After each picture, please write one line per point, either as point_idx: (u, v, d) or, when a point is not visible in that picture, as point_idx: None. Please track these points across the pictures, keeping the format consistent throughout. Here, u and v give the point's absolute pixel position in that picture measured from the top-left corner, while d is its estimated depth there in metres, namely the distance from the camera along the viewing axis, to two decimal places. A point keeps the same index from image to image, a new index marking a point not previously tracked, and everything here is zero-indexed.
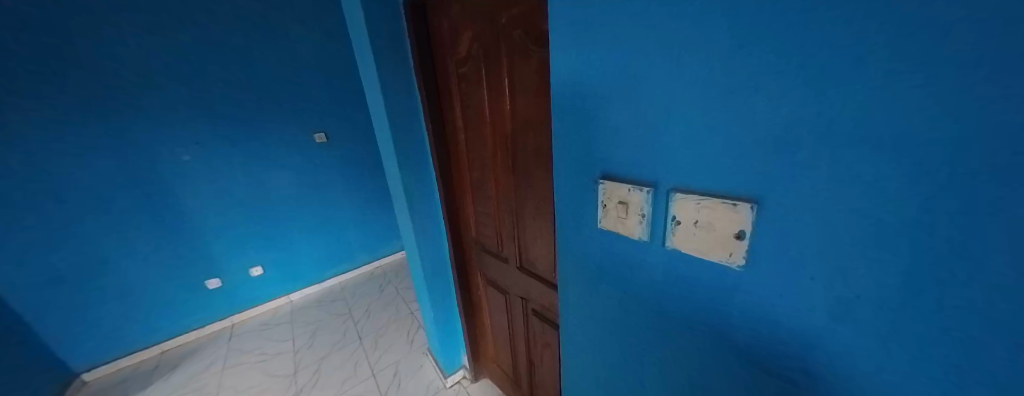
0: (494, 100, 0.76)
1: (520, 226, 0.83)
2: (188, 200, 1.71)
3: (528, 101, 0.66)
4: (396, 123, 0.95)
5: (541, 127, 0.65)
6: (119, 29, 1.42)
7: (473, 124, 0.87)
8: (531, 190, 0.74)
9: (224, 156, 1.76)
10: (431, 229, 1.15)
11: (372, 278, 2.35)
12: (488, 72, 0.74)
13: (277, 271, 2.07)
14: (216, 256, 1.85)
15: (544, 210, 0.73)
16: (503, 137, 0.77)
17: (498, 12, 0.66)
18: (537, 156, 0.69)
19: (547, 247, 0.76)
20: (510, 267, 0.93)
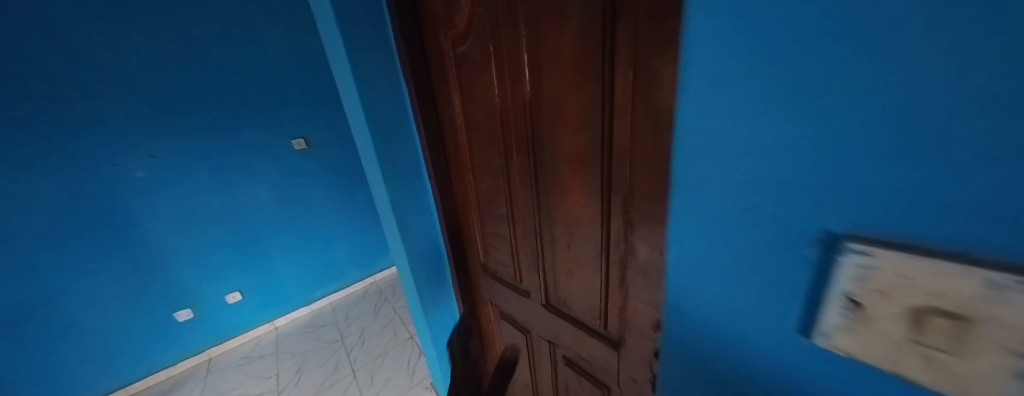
0: (506, 88, 0.55)
1: (547, 256, 0.62)
2: (147, 223, 1.48)
3: (559, 84, 0.46)
4: (377, 124, 0.78)
5: (583, 120, 0.45)
6: (40, 23, 1.17)
7: (476, 122, 0.67)
8: (564, 209, 0.54)
9: (186, 171, 1.52)
10: (427, 249, 0.97)
11: (366, 297, 2.14)
12: (494, 50, 0.54)
13: (258, 296, 1.85)
14: (185, 285, 1.62)
15: (586, 238, 0.52)
16: (521, 138, 0.56)
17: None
18: (575, 163, 0.49)
19: (589, 287, 0.56)
20: (531, 304, 0.73)
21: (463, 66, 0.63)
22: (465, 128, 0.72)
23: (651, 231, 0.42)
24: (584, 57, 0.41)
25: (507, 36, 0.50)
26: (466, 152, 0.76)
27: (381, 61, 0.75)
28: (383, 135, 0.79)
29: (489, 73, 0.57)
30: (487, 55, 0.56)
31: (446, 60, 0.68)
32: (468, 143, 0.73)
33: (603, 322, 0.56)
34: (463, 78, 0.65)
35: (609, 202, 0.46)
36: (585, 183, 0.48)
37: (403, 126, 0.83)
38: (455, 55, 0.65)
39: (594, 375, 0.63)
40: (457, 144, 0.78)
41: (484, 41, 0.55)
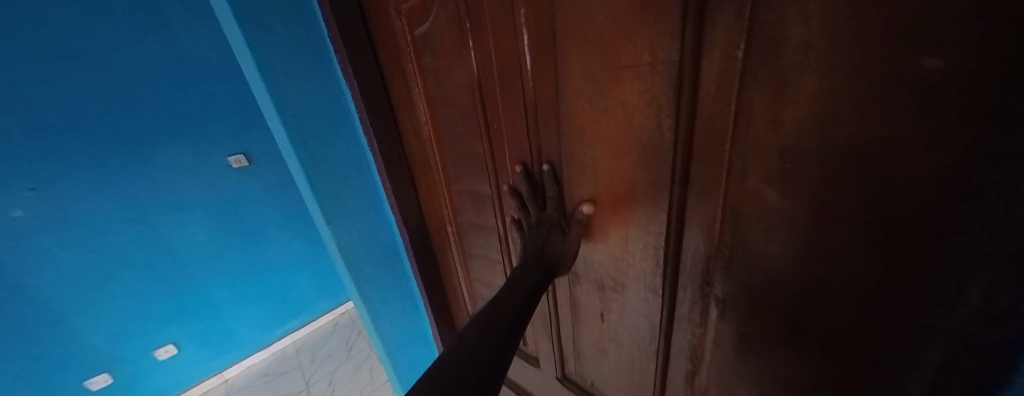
0: (493, 83, 0.35)
1: (566, 323, 0.43)
2: (32, 279, 1.16)
3: (591, 73, 0.27)
4: (305, 143, 0.56)
5: (635, 133, 0.26)
6: None
7: (450, 134, 0.47)
8: (593, 261, 0.36)
9: (85, 206, 1.18)
10: (393, 291, 0.78)
11: (338, 330, 1.88)
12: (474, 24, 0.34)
13: (200, 345, 1.55)
14: (99, 345, 1.32)
15: (636, 309, 0.34)
16: (522, 158, 0.37)
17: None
18: (620, 198, 0.30)
19: (636, 372, 0.38)
20: (542, 378, 0.53)
21: (428, 52, 0.42)
22: (437, 142, 0.51)
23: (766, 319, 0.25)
24: (643, 21, 0.22)
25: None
26: (439, 175, 0.56)
27: (306, 52, 0.52)
28: (316, 156, 0.58)
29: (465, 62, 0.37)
30: (462, 32, 0.36)
31: (404, 47, 0.47)
32: (443, 162, 0.52)
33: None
34: (429, 69, 0.44)
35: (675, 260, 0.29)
36: (636, 232, 0.30)
37: (348, 142, 0.61)
38: (416, 37, 0.43)
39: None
40: (426, 162, 0.57)
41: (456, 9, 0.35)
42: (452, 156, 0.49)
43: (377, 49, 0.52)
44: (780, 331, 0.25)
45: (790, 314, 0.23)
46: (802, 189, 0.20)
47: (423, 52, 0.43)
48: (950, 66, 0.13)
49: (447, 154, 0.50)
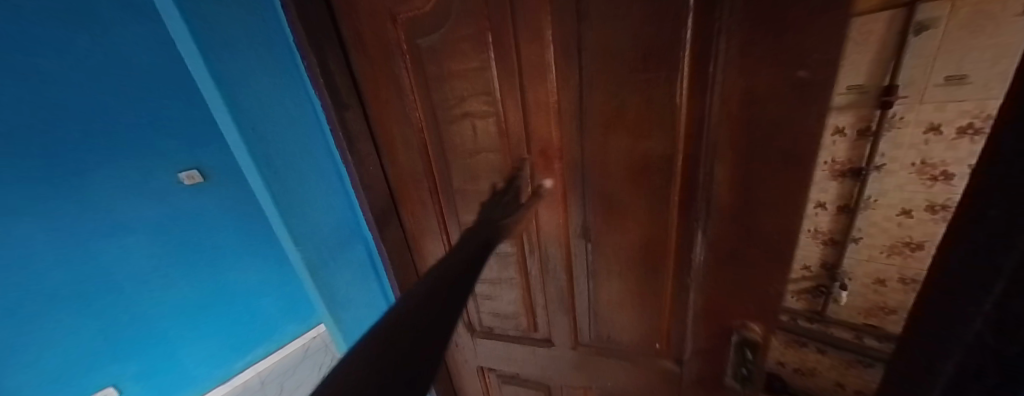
0: (515, 88, 0.42)
1: (581, 297, 0.56)
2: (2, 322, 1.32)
3: (610, 81, 0.36)
4: (264, 156, 0.51)
5: (640, 125, 0.37)
6: None
7: (454, 137, 0.50)
8: (606, 226, 0.47)
9: (30, 255, 1.31)
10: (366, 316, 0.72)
11: (299, 365, 1.97)
12: (497, 34, 0.39)
13: (146, 382, 1.68)
14: (76, 373, 1.51)
15: (646, 254, 0.46)
16: (543, 155, 0.45)
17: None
18: (630, 174, 0.41)
19: (647, 305, 0.50)
20: (558, 353, 0.64)
21: (431, 63, 0.45)
22: (431, 147, 0.53)
23: (729, 240, 0.38)
24: (656, 47, 0.32)
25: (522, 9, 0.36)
26: (429, 182, 0.56)
27: (265, 57, 0.48)
28: (279, 170, 0.53)
29: (484, 67, 0.42)
30: (481, 41, 0.40)
31: (393, 53, 0.47)
32: (438, 167, 0.54)
33: (669, 337, 0.51)
34: (431, 74, 0.46)
35: (675, 212, 0.41)
36: (643, 196, 0.42)
37: (314, 156, 0.57)
38: (414, 45, 0.45)
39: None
40: (410, 170, 0.56)
41: (474, 22, 0.39)
42: (454, 158, 0.52)
43: (351, 53, 0.49)
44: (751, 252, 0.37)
45: (752, 236, 0.37)
46: (759, 150, 0.32)
47: (424, 57, 0.45)
48: (819, 73, 0.25)
49: (446, 157, 0.53)
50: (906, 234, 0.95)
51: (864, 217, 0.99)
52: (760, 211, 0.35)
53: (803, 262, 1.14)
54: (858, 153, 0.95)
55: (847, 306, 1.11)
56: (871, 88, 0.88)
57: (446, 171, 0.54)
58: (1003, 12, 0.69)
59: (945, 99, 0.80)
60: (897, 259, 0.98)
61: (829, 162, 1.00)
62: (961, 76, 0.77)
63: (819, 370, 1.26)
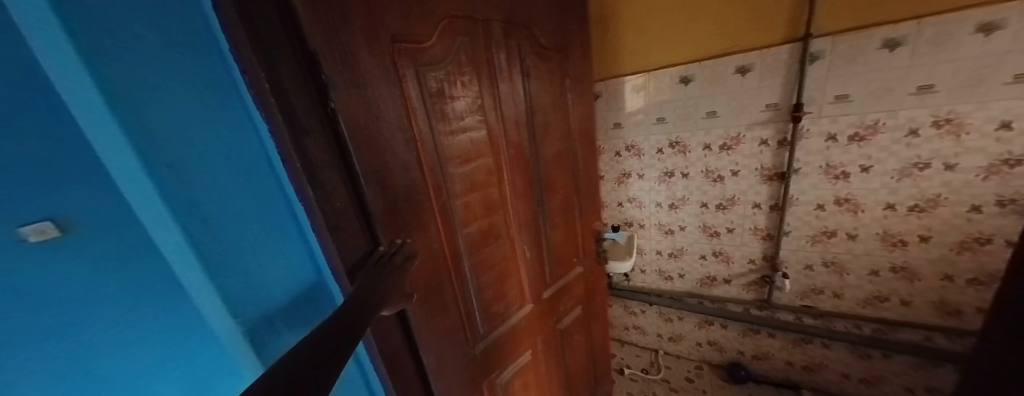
0: (502, 121, 0.79)
1: (541, 246, 0.99)
2: None
3: (544, 102, 0.89)
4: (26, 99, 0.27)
5: (562, 146, 0.99)
6: None
7: (444, 147, 0.67)
8: (557, 197, 1.01)
9: None
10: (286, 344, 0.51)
11: None
12: (488, 90, 0.75)
13: None
14: None
15: (569, 206, 1.06)
16: (507, 140, 0.82)
17: (513, 61, 0.79)
18: (557, 151, 0.97)
19: (568, 225, 1.08)
20: (541, 312, 1.03)
21: (428, 85, 0.63)
22: (427, 161, 0.65)
23: (586, 184, 1.11)
24: (553, 89, 0.92)
25: (501, 81, 0.77)
26: (430, 202, 0.66)
27: (172, 55, 0.36)
28: (204, 208, 0.39)
29: (478, 103, 0.73)
30: (473, 87, 0.71)
31: (396, 84, 0.57)
32: (433, 180, 0.66)
33: (582, 253, 1.17)
34: (429, 98, 0.64)
35: (572, 184, 1.05)
36: (563, 183, 1.02)
37: (263, 195, 0.47)
38: (413, 69, 0.60)
39: (572, 305, 1.17)
40: (403, 185, 0.60)
41: (471, 78, 0.71)
42: (449, 166, 0.69)
43: (331, 73, 0.48)
44: (588, 175, 1.11)
45: (587, 165, 1.10)
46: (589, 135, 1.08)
47: (425, 88, 0.63)
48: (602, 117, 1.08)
49: (444, 168, 0.68)
50: (823, 224, 1.12)
51: (791, 213, 1.16)
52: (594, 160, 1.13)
53: (749, 257, 1.29)
54: (780, 159, 1.11)
55: (788, 292, 1.25)
56: (784, 105, 1.06)
57: (440, 179, 0.68)
58: (867, 47, 0.92)
59: (837, 113, 1.00)
60: (820, 246, 1.15)
61: (760, 169, 1.16)
62: (845, 95, 0.98)
63: (773, 353, 1.40)
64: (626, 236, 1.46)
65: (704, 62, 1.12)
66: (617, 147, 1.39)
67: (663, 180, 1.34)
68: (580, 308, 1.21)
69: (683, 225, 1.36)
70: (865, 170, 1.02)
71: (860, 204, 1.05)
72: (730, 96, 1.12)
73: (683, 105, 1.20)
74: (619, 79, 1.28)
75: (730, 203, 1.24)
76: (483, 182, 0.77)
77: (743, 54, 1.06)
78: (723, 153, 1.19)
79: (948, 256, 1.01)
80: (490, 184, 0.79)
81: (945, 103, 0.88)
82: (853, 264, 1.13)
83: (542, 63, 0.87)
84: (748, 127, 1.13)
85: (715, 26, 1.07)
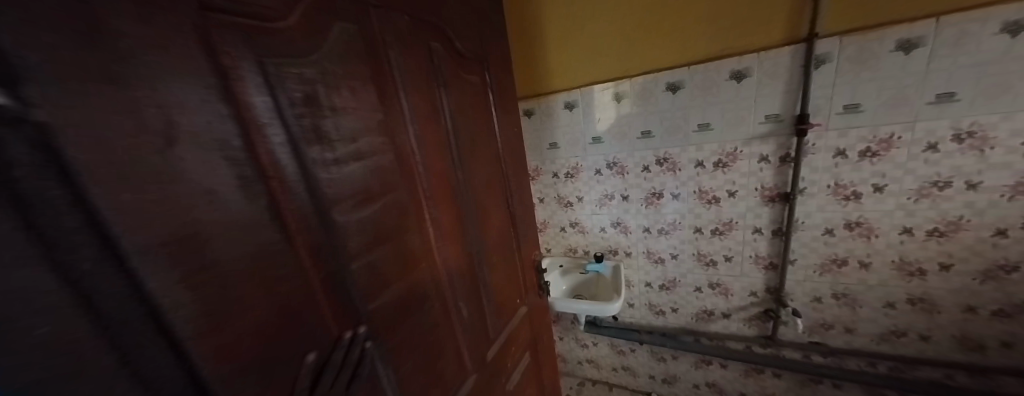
0: (419, 142, 0.54)
1: (485, 297, 0.73)
2: None
3: (466, 115, 0.66)
4: None
5: (494, 171, 0.76)
6: None
7: (326, 188, 0.40)
8: (491, 232, 0.76)
9: None
10: None
11: None
12: (392, 100, 0.49)
13: None
14: None
15: (505, 239, 0.82)
16: (427, 168, 0.56)
17: (426, 62, 0.56)
18: (488, 174, 0.74)
19: (508, 264, 0.84)
20: (491, 380, 0.76)
21: (295, 90, 0.37)
22: (293, 216, 0.37)
23: (519, 203, 0.88)
24: (477, 101, 0.70)
25: (408, 88, 0.52)
26: (300, 285, 0.38)
27: None
28: None
29: (378, 117, 0.47)
30: (370, 97, 0.46)
31: (220, 83, 0.31)
32: (307, 246, 0.38)
33: (524, 287, 0.92)
34: (290, 108, 0.37)
35: (506, 212, 0.82)
36: (497, 214, 0.78)
37: None
38: (261, 63, 0.34)
39: (524, 359, 0.91)
40: (226, 269, 0.31)
41: (368, 84, 0.46)
42: (338, 217, 0.42)
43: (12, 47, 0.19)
44: (523, 202, 0.91)
45: (521, 190, 0.89)
46: (518, 153, 0.86)
47: (287, 95, 0.36)
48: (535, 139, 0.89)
49: (330, 221, 0.41)
50: (832, 251, 0.99)
51: (796, 239, 1.01)
52: (524, 179, 0.91)
53: (749, 290, 1.12)
54: (783, 178, 0.96)
55: (794, 327, 1.10)
56: (786, 116, 0.91)
57: (324, 241, 0.40)
58: (878, 49, 0.80)
59: (846, 126, 0.88)
60: (829, 276, 1.01)
61: (760, 189, 1.00)
62: (856, 105, 0.86)
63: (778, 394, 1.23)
64: (612, 267, 1.26)
65: (693, 67, 0.96)
66: (597, 165, 1.19)
67: (651, 203, 1.15)
68: (529, 355, 0.94)
69: (675, 253, 1.17)
70: (879, 189, 0.90)
71: (873, 228, 0.93)
72: (724, 105, 0.96)
73: (671, 117, 1.03)
74: (597, 86, 1.10)
75: (726, 227, 1.07)
76: (395, 224, 0.50)
77: (738, 57, 0.91)
78: (719, 171, 1.03)
79: (971, 286, 0.89)
80: (408, 230, 0.53)
81: (966, 114, 0.78)
82: (867, 296, 1.00)
83: (459, 63, 0.64)
84: (745, 142, 0.97)
85: (704, 25, 0.92)
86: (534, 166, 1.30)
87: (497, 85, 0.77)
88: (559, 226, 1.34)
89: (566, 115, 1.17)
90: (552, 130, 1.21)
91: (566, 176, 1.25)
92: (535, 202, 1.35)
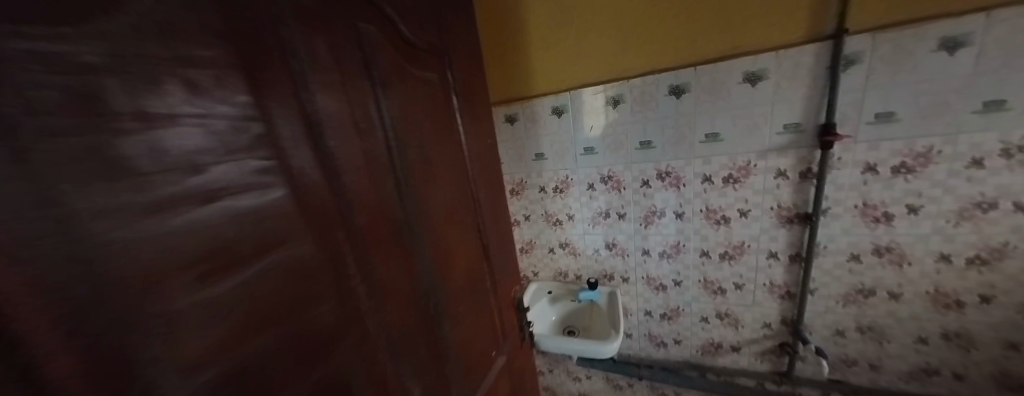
0: (333, 165, 0.36)
1: (446, 363, 0.56)
2: None
3: (416, 125, 0.49)
4: None
5: (459, 195, 0.59)
6: None
7: (120, 263, 0.21)
8: (453, 275, 0.59)
9: None
10: None
11: None
12: (280, 105, 0.31)
13: None
14: None
15: (474, 280, 0.65)
16: (349, 205, 0.38)
17: (351, 49, 0.38)
18: (450, 201, 0.57)
19: (479, 311, 0.66)
20: None
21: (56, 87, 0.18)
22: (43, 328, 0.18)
23: (492, 228, 0.71)
24: (433, 107, 0.53)
25: (313, 86, 0.34)
26: None
27: None
28: None
29: (250, 135, 0.29)
30: (236, 102, 0.28)
31: None
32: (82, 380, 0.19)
33: (499, 331, 0.75)
34: (29, 117, 0.17)
35: (475, 242, 0.65)
36: (463, 251, 0.61)
37: None
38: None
39: None
40: None
41: (230, 79, 0.27)
42: (162, 308, 0.23)
43: None
44: (497, 230, 0.74)
45: (496, 215, 0.73)
46: (490, 171, 0.69)
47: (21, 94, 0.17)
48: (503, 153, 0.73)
49: (133, 324, 0.21)
50: (858, 280, 0.86)
51: (817, 265, 0.88)
52: (500, 202, 0.74)
53: (762, 321, 0.98)
54: (802, 196, 0.83)
55: (813, 362, 0.97)
56: (807, 126, 0.78)
57: (126, 363, 0.21)
58: (916, 49, 0.68)
59: (877, 138, 0.75)
60: (853, 308, 0.89)
61: (775, 208, 0.87)
62: (889, 113, 0.73)
63: None
64: (607, 294, 1.11)
65: (700, 68, 0.83)
66: (589, 179, 1.04)
67: (650, 222, 1.01)
68: None
69: (678, 279, 1.03)
70: (913, 211, 0.78)
71: (905, 254, 0.81)
72: (735, 112, 0.83)
73: (673, 125, 0.89)
74: (590, 89, 0.95)
75: (737, 251, 0.94)
76: (291, 295, 0.32)
77: (753, 56, 0.78)
78: (729, 187, 0.89)
79: (1014, 319, 0.78)
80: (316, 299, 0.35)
81: (1017, 126, 0.66)
82: (895, 329, 0.88)
83: (407, 53, 0.47)
84: (760, 155, 0.84)
85: (714, 19, 0.78)
86: (517, 178, 1.14)
87: (462, 85, 0.60)
88: (547, 247, 1.18)
89: (554, 121, 1.02)
90: (537, 139, 1.06)
91: (554, 191, 1.10)
92: (520, 220, 1.19)
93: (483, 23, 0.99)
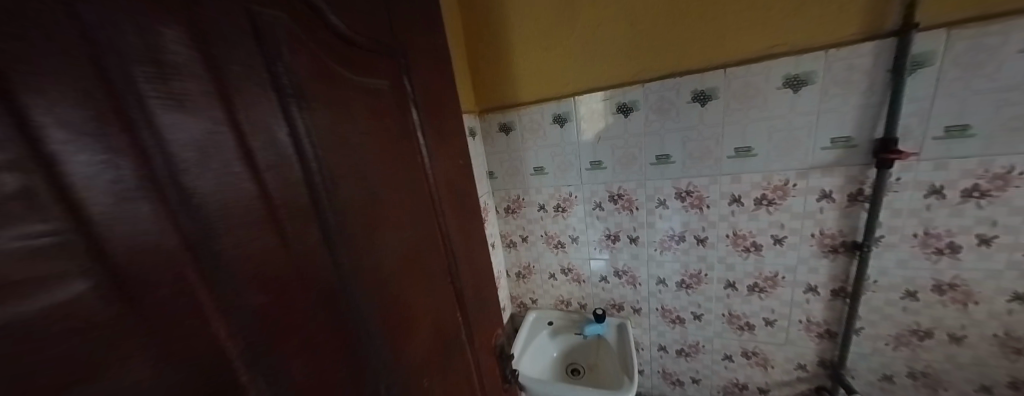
0: (202, 231, 0.21)
1: None
2: None
3: (361, 148, 0.34)
4: None
5: (425, 234, 0.45)
6: None
7: None
8: (420, 342, 0.43)
9: None
10: None
11: None
12: (83, 138, 0.16)
13: None
14: None
15: (447, 340, 0.50)
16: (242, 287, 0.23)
17: (243, 39, 0.24)
18: (412, 244, 0.42)
19: (453, 378, 0.51)
20: None
21: None
22: None
23: (468, 270, 0.56)
24: (383, 119, 0.38)
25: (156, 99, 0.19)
26: None
27: None
28: None
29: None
30: None
31: None
32: None
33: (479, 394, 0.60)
34: None
35: (447, 294, 0.50)
36: (431, 306, 0.46)
37: None
38: None
39: None
40: None
41: None
42: None
43: None
44: (476, 268, 0.59)
45: (473, 250, 0.58)
46: (463, 196, 0.55)
47: None
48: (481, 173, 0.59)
49: None
50: (912, 320, 0.74)
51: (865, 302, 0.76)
52: (476, 233, 0.60)
53: (796, 362, 0.85)
54: (851, 222, 0.70)
55: None
56: (860, 141, 0.66)
57: None
58: (1000, 50, 0.55)
59: (945, 155, 0.63)
60: (905, 351, 0.77)
61: (817, 235, 0.74)
62: (965, 126, 0.60)
63: None
64: (617, 327, 0.98)
65: (731, 70, 0.69)
66: (595, 197, 0.90)
67: (666, 247, 0.87)
68: None
69: (698, 312, 0.90)
70: (985, 242, 0.65)
71: (973, 293, 0.69)
72: (770, 124, 0.70)
73: (696, 138, 0.76)
74: (597, 94, 0.81)
75: (769, 284, 0.81)
76: None
77: (795, 58, 0.65)
78: (762, 210, 0.76)
79: None
80: None
81: None
82: (954, 376, 0.75)
83: (340, 48, 0.33)
84: (801, 174, 0.71)
85: (751, 13, 0.65)
86: (512, 195, 1.00)
87: (424, 91, 0.46)
88: (547, 273, 1.05)
89: (556, 131, 0.88)
90: (535, 151, 0.92)
91: (555, 210, 0.96)
92: (518, 241, 1.05)
93: (469, 18, 0.84)
